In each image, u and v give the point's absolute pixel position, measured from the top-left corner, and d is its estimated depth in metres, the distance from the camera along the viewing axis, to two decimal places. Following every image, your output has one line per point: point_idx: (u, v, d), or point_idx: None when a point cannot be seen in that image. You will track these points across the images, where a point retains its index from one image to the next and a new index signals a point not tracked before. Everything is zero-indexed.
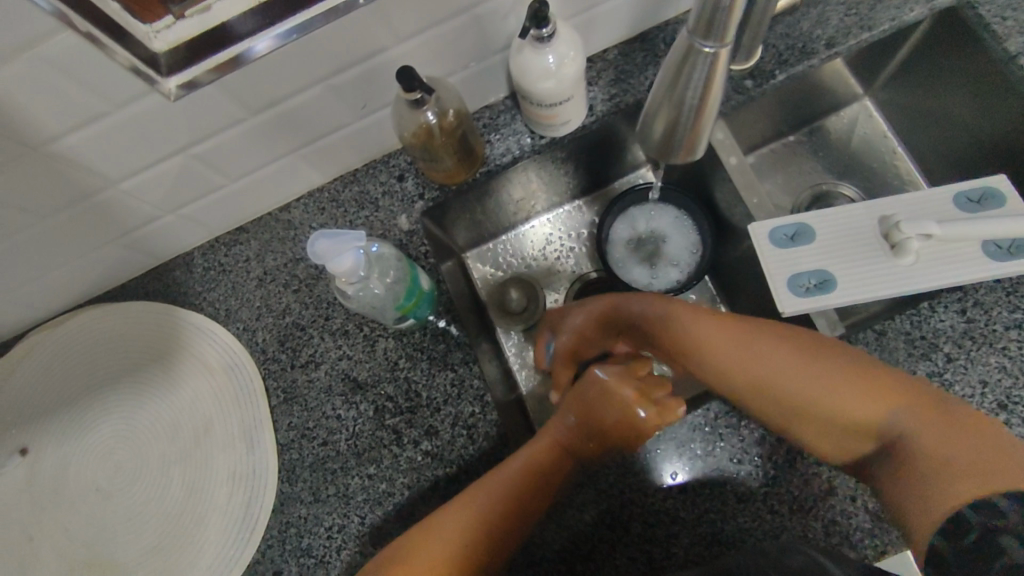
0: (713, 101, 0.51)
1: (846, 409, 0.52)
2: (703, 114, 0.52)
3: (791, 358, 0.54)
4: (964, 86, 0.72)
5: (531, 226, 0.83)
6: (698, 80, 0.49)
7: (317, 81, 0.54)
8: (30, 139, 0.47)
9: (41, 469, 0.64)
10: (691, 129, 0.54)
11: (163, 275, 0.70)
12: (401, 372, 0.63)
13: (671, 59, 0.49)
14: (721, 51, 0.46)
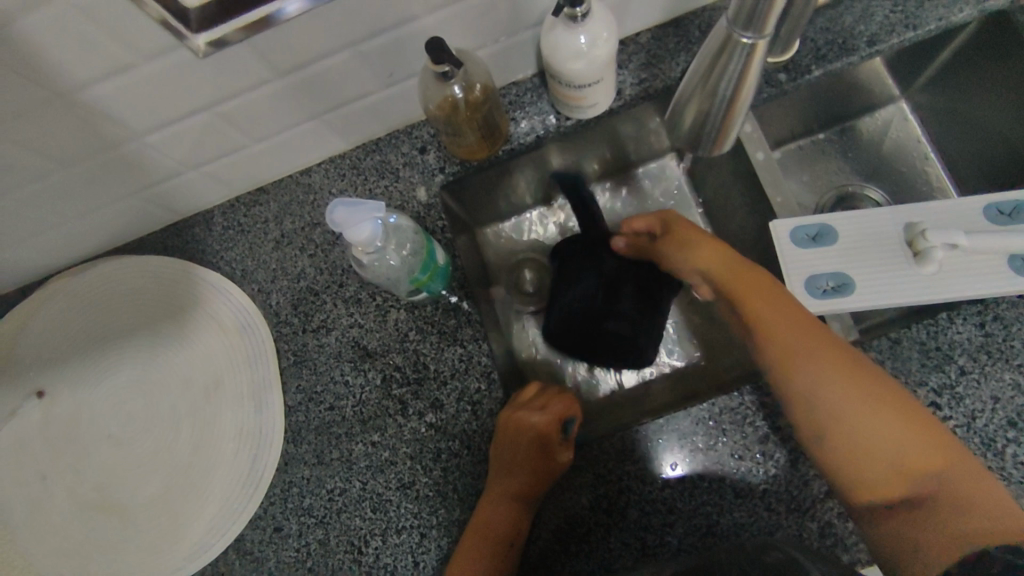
0: (745, 94, 0.51)
1: (895, 449, 0.48)
2: (736, 102, 0.52)
3: (840, 379, 0.51)
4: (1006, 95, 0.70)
5: (548, 207, 0.83)
6: (731, 73, 0.49)
7: (345, 47, 0.54)
8: (58, 87, 0.48)
9: (55, 411, 0.66)
10: (723, 117, 0.54)
11: (183, 232, 0.70)
12: (411, 344, 0.64)
13: (707, 51, 0.49)
14: (759, 41, 0.45)
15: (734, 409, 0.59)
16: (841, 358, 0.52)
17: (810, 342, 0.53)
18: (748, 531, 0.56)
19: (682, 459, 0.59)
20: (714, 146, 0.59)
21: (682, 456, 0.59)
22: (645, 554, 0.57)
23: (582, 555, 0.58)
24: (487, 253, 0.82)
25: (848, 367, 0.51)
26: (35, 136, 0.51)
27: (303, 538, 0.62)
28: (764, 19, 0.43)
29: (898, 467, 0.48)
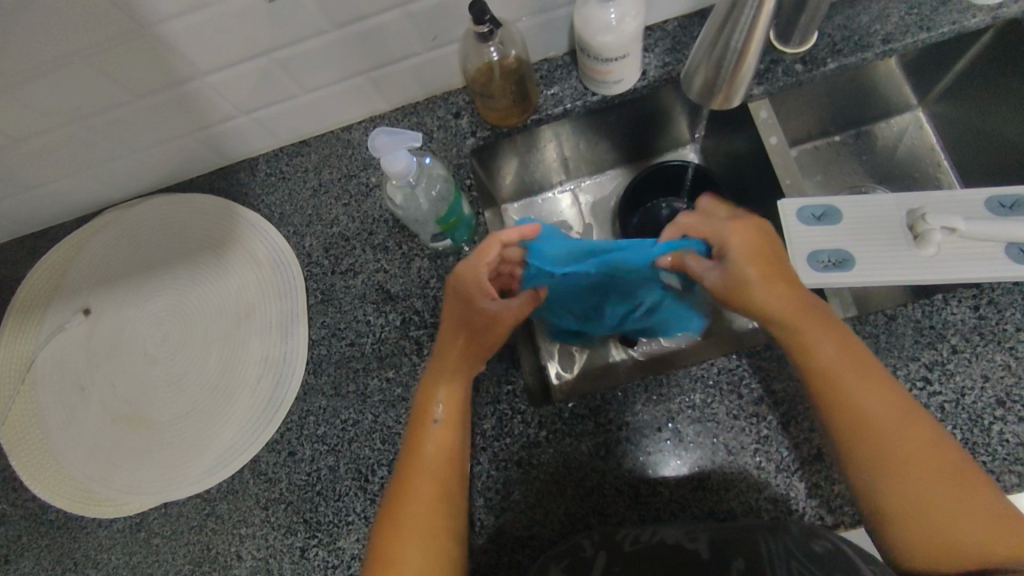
0: (755, 46, 0.58)
1: (958, 538, 0.47)
2: (744, 61, 0.59)
3: (910, 458, 0.49)
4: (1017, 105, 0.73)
5: (569, 188, 0.88)
6: (745, 20, 0.55)
7: (396, 5, 0.59)
8: (140, 18, 0.53)
9: (98, 329, 0.72)
10: (731, 76, 0.61)
11: (229, 175, 0.76)
12: (432, 290, 0.68)
13: (721, 12, 0.57)
14: None
15: (733, 369, 0.62)
16: (916, 438, 0.50)
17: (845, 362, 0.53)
18: (739, 487, 0.58)
19: (673, 428, 0.61)
20: (726, 101, 0.65)
21: (674, 423, 0.61)
22: (638, 501, 0.59)
23: (579, 498, 0.60)
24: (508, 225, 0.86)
25: (923, 445, 0.50)
26: (115, 63, 0.57)
27: (315, 463, 0.65)
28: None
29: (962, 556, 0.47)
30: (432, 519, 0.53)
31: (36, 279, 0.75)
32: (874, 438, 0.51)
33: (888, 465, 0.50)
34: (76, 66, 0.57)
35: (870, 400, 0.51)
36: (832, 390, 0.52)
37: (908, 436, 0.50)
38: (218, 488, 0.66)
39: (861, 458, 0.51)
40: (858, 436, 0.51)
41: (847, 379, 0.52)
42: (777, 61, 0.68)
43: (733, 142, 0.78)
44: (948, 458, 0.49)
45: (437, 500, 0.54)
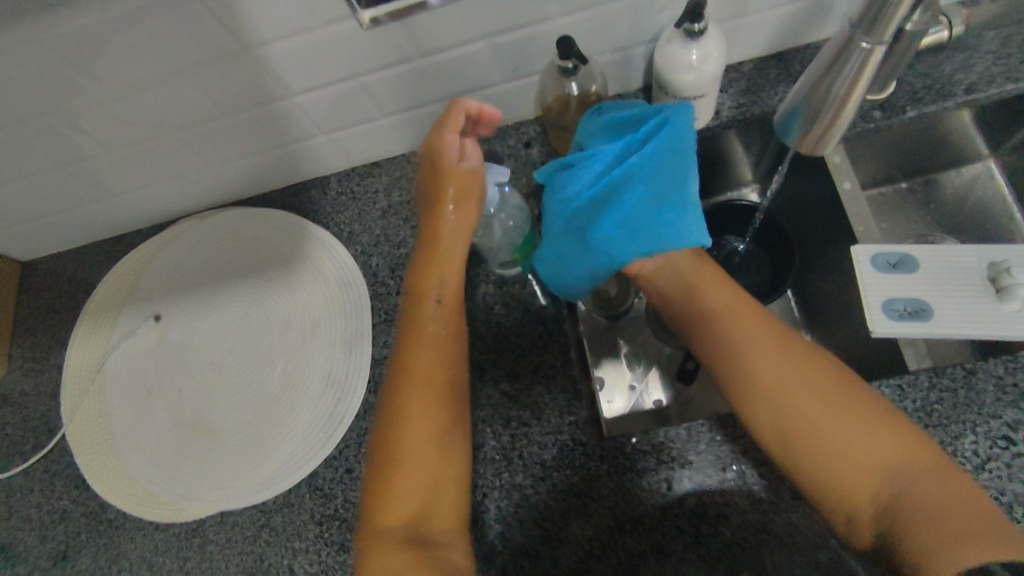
0: (856, 94, 0.57)
1: (862, 455, 0.50)
2: (844, 105, 0.59)
3: (808, 398, 0.53)
4: None
5: None
6: (848, 71, 0.55)
7: (482, 38, 0.61)
8: (243, 40, 0.56)
9: (168, 334, 0.73)
10: (829, 119, 0.60)
11: (301, 192, 0.78)
12: (496, 316, 0.68)
13: (827, 55, 0.56)
14: (877, 48, 0.52)
15: None
16: (811, 376, 0.54)
17: (777, 358, 0.56)
18: (802, 535, 0.57)
19: (737, 470, 0.60)
20: (816, 146, 0.64)
21: (739, 464, 0.60)
22: (699, 542, 0.58)
23: (638, 536, 0.59)
24: None
25: (815, 379, 0.54)
26: (212, 81, 0.60)
27: None
28: (887, 18, 0.49)
29: (871, 473, 0.50)
30: (439, 459, 0.54)
31: (114, 282, 0.78)
32: (769, 383, 0.55)
33: (803, 415, 0.53)
34: (176, 82, 0.59)
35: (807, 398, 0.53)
36: (750, 374, 0.56)
37: (803, 372, 0.54)
38: (273, 499, 0.66)
39: (763, 396, 0.54)
40: (810, 429, 0.52)
41: (729, 323, 0.59)
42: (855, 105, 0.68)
43: (801, 184, 0.78)
44: (840, 387, 0.53)
45: (431, 454, 0.54)
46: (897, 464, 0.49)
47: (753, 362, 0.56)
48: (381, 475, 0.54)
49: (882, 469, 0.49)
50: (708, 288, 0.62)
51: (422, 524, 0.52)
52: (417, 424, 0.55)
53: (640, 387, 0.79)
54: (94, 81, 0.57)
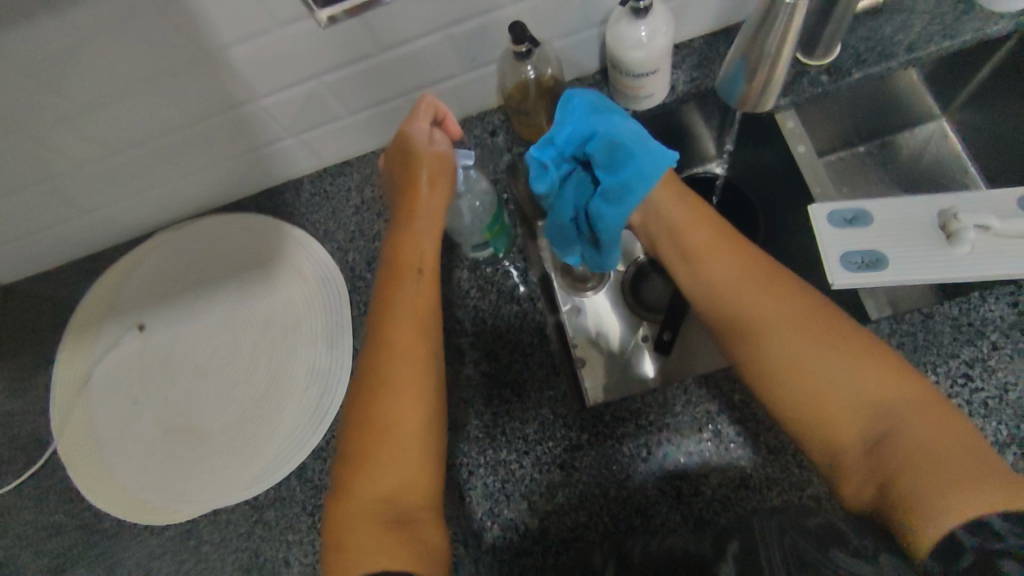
0: (786, 54, 0.61)
1: (853, 389, 0.49)
2: (777, 65, 0.62)
3: (799, 334, 0.52)
4: None
5: None
6: (777, 30, 0.59)
7: (439, 30, 0.63)
8: (206, 48, 0.58)
9: (152, 342, 0.75)
10: (765, 80, 0.64)
11: (276, 196, 0.80)
12: (472, 300, 0.70)
13: (755, 18, 0.60)
14: (800, 3, 0.56)
15: None
16: (805, 311, 0.53)
17: (773, 300, 0.54)
18: (781, 486, 0.59)
19: (713, 428, 0.62)
20: (756, 104, 0.68)
21: (714, 423, 0.62)
22: (681, 502, 0.60)
23: (622, 500, 0.60)
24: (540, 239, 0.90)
25: (811, 319, 0.52)
26: (179, 90, 0.62)
27: None
28: None
29: (863, 409, 0.48)
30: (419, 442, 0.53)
31: (96, 296, 0.78)
32: (765, 329, 0.53)
33: (797, 360, 0.51)
34: (143, 92, 0.61)
35: (798, 343, 0.51)
36: (756, 327, 0.54)
37: (795, 309, 0.53)
38: (266, 495, 0.68)
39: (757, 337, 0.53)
40: (806, 372, 0.50)
41: (709, 263, 0.59)
42: (801, 72, 0.70)
43: (761, 154, 0.80)
44: (834, 322, 0.52)
45: (409, 437, 0.53)
46: (890, 401, 0.47)
47: (749, 304, 0.55)
48: (349, 467, 0.53)
49: (873, 408, 0.48)
50: (692, 232, 0.61)
51: (399, 503, 0.51)
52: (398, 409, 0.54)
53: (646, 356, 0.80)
54: (61, 97, 0.58)
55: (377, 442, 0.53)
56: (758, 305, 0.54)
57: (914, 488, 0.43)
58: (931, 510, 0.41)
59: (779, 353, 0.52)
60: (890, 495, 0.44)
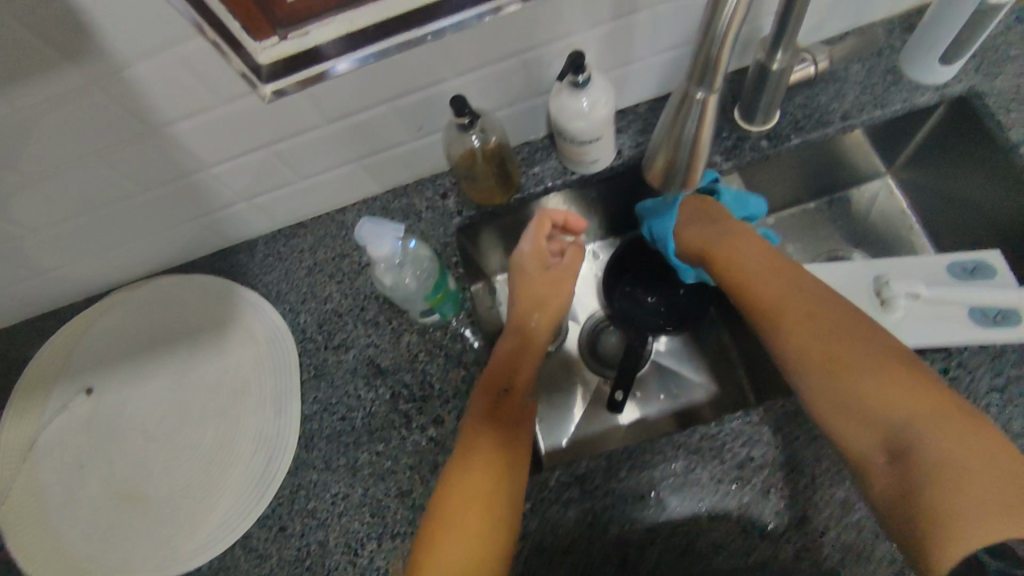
0: (705, 142, 0.55)
1: (884, 409, 0.52)
2: (695, 157, 0.58)
3: (823, 355, 0.56)
4: (980, 168, 0.72)
5: None
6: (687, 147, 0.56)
7: (383, 102, 0.64)
8: (148, 123, 0.58)
9: (100, 407, 0.73)
10: (686, 167, 0.59)
11: (231, 256, 0.80)
12: (420, 364, 0.70)
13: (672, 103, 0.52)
14: (710, 97, 0.52)
15: (711, 435, 0.63)
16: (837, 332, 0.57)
17: (806, 326, 0.59)
18: (724, 553, 0.59)
19: (656, 495, 0.61)
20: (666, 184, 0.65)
21: (656, 490, 0.62)
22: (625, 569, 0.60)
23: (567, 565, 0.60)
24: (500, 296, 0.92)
25: (836, 337, 0.57)
26: (125, 162, 0.62)
27: (304, 539, 0.66)
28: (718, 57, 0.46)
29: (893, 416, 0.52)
30: (487, 501, 0.57)
31: (46, 358, 0.77)
32: (804, 354, 0.58)
33: (830, 381, 0.55)
34: (87, 164, 0.61)
35: (831, 364, 0.56)
36: (790, 347, 0.59)
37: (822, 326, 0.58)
38: (209, 565, 0.66)
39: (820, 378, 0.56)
40: (831, 393, 0.55)
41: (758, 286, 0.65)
42: (743, 138, 0.72)
43: None
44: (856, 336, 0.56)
45: (484, 495, 0.57)
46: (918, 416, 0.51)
47: (789, 332, 0.59)
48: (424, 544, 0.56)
49: (895, 428, 0.50)
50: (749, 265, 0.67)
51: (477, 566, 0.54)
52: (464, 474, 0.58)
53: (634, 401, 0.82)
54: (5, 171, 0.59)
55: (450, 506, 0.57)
56: (794, 330, 0.59)
57: (942, 505, 0.46)
58: (966, 532, 0.44)
59: (815, 372, 0.56)
60: (903, 513, 0.48)
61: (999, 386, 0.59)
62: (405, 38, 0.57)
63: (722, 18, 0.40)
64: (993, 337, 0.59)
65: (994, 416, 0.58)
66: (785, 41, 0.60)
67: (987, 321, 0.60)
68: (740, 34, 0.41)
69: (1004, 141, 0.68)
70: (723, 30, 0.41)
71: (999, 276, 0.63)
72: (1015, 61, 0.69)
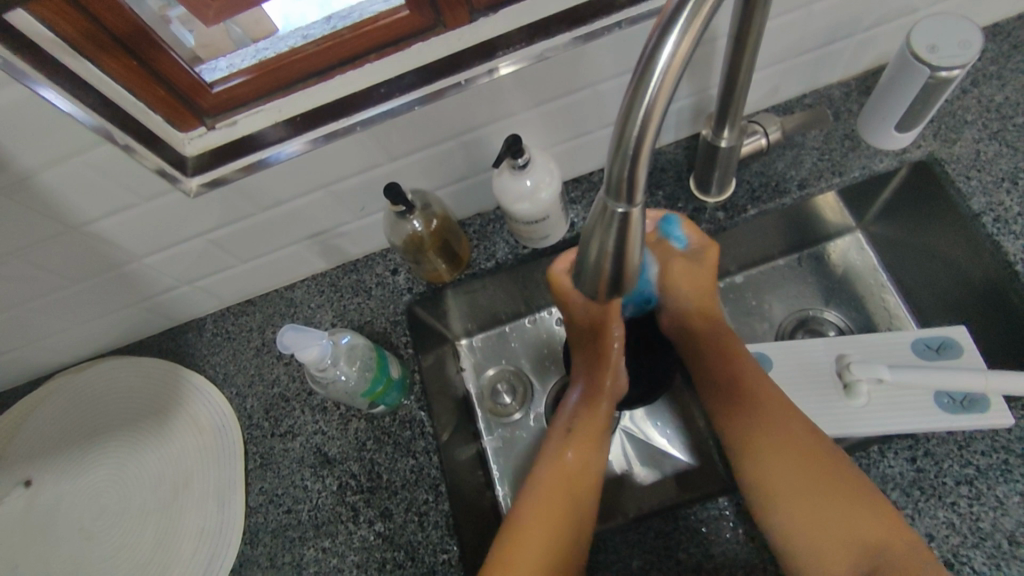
0: (634, 247, 0.43)
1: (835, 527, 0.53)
2: (628, 257, 0.44)
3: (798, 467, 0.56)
4: (953, 230, 0.68)
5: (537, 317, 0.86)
6: (608, 254, 0.44)
7: (320, 187, 0.63)
8: (71, 221, 0.57)
9: (39, 501, 0.70)
10: (617, 274, 0.46)
11: (177, 336, 0.78)
12: (368, 453, 0.67)
13: (596, 202, 0.41)
14: (634, 212, 0.41)
15: (666, 533, 0.59)
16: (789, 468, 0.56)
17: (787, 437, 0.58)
18: None
19: None
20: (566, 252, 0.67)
21: None
22: None
23: None
24: (464, 347, 0.85)
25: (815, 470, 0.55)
26: (52, 257, 0.61)
27: None
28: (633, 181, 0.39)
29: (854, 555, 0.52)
30: (554, 535, 0.58)
31: None
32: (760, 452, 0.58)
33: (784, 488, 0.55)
34: (12, 261, 0.59)
35: (801, 465, 0.56)
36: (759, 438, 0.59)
37: (794, 462, 0.56)
38: None
39: (767, 499, 0.56)
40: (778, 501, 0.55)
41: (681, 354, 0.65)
42: (699, 209, 0.71)
43: None
44: (837, 479, 0.54)
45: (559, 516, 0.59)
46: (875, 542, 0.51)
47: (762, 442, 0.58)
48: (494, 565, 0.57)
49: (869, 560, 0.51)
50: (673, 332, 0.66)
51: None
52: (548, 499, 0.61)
53: (629, 470, 0.75)
54: None
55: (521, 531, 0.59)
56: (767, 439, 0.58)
57: None
58: None
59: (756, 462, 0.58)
60: None
61: (967, 477, 0.56)
62: (330, 128, 0.58)
63: (636, 122, 0.36)
64: (961, 425, 0.56)
65: (965, 511, 0.55)
66: (730, 120, 0.59)
67: (954, 406, 0.57)
68: (651, 150, 0.36)
69: (966, 209, 0.65)
70: (635, 143, 0.36)
71: (965, 356, 0.60)
72: (972, 125, 0.68)
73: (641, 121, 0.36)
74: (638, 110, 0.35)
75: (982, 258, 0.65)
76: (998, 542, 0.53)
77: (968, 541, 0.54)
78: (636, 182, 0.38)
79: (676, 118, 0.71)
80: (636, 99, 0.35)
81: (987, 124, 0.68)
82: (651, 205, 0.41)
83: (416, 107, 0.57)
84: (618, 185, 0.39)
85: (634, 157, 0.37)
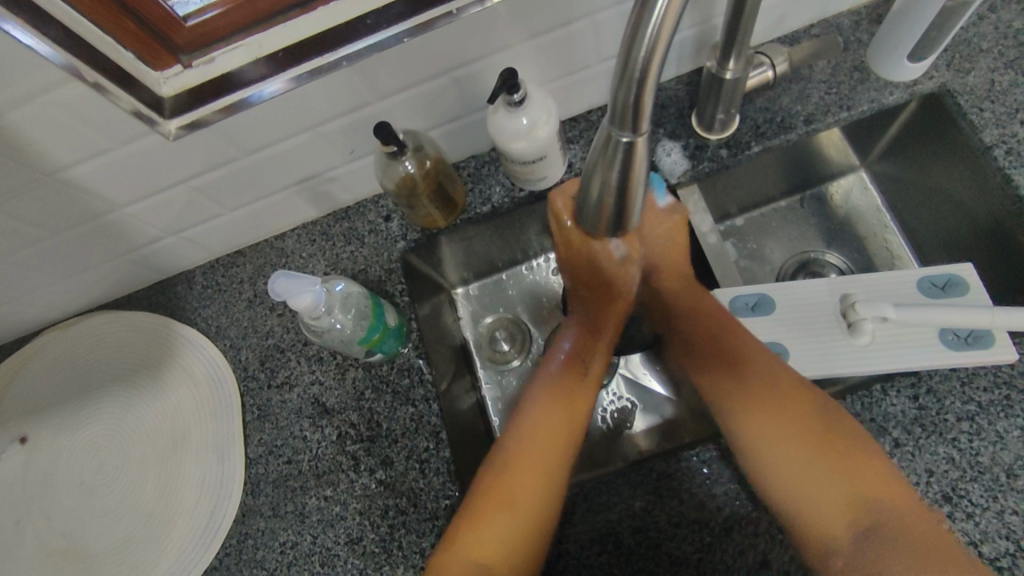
0: (636, 184, 0.41)
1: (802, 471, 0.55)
2: (631, 195, 0.42)
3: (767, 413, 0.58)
4: (961, 165, 0.66)
5: (533, 264, 0.84)
6: (610, 190, 0.42)
7: (306, 129, 0.61)
8: (45, 168, 0.54)
9: (37, 457, 0.69)
10: (619, 213, 0.44)
11: (166, 289, 0.76)
12: (366, 402, 0.67)
13: (597, 135, 0.39)
14: (638, 143, 0.38)
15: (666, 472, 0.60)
16: (788, 433, 0.57)
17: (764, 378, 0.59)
18: None
19: (614, 541, 0.58)
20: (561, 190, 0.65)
21: (615, 534, 0.58)
22: None
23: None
24: (460, 295, 0.84)
25: (790, 408, 0.57)
26: (28, 207, 0.58)
27: None
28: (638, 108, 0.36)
29: (842, 503, 0.53)
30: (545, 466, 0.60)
31: None
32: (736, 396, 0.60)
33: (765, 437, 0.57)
34: None
35: (776, 409, 0.58)
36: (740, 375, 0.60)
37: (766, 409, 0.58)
38: None
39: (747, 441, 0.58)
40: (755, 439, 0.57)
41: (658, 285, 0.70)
42: (701, 147, 0.68)
43: None
44: (811, 422, 0.56)
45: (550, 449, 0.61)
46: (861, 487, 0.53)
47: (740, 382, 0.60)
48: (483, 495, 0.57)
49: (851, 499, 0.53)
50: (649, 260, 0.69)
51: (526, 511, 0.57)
52: (526, 479, 0.58)
53: (626, 415, 0.75)
54: None
55: (490, 508, 0.57)
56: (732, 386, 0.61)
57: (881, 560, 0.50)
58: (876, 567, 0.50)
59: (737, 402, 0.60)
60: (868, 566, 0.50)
61: (969, 413, 0.56)
62: (315, 63, 0.54)
63: (643, 41, 0.33)
64: (964, 361, 0.56)
65: (965, 446, 0.55)
66: (736, 51, 0.56)
67: (958, 342, 0.57)
68: (659, 72, 0.34)
69: (977, 143, 0.63)
70: (642, 67, 0.34)
71: (971, 293, 0.59)
72: (987, 54, 0.66)
73: (651, 41, 0.33)
74: (646, 29, 0.33)
75: (990, 194, 0.64)
76: (996, 475, 0.54)
77: (967, 475, 0.54)
78: (642, 108, 0.36)
79: (677, 51, 0.68)
80: (645, 15, 0.33)
81: (1003, 53, 0.65)
82: (654, 136, 0.39)
83: (405, 40, 0.54)
84: (623, 113, 0.36)
85: (641, 82, 0.34)
